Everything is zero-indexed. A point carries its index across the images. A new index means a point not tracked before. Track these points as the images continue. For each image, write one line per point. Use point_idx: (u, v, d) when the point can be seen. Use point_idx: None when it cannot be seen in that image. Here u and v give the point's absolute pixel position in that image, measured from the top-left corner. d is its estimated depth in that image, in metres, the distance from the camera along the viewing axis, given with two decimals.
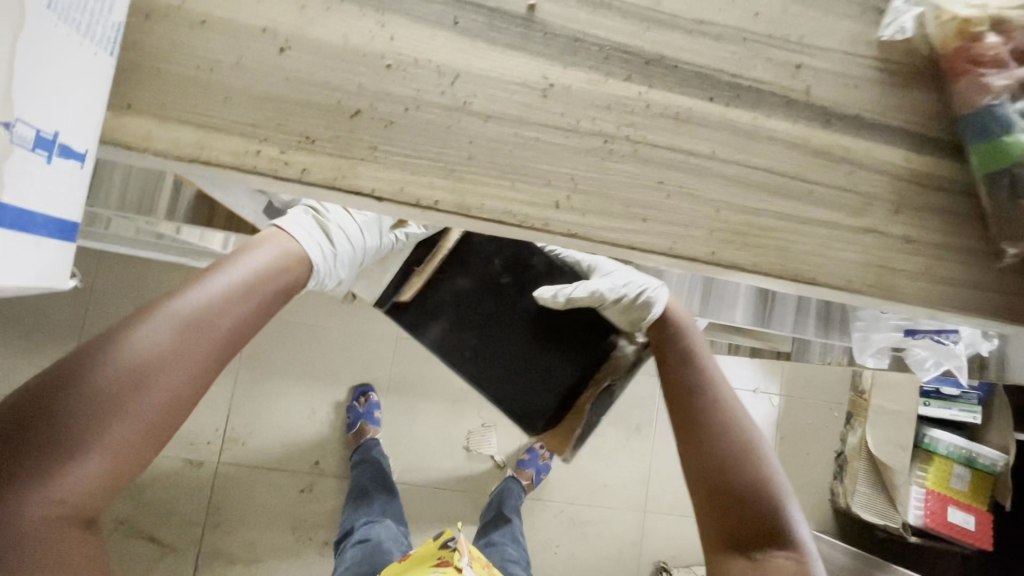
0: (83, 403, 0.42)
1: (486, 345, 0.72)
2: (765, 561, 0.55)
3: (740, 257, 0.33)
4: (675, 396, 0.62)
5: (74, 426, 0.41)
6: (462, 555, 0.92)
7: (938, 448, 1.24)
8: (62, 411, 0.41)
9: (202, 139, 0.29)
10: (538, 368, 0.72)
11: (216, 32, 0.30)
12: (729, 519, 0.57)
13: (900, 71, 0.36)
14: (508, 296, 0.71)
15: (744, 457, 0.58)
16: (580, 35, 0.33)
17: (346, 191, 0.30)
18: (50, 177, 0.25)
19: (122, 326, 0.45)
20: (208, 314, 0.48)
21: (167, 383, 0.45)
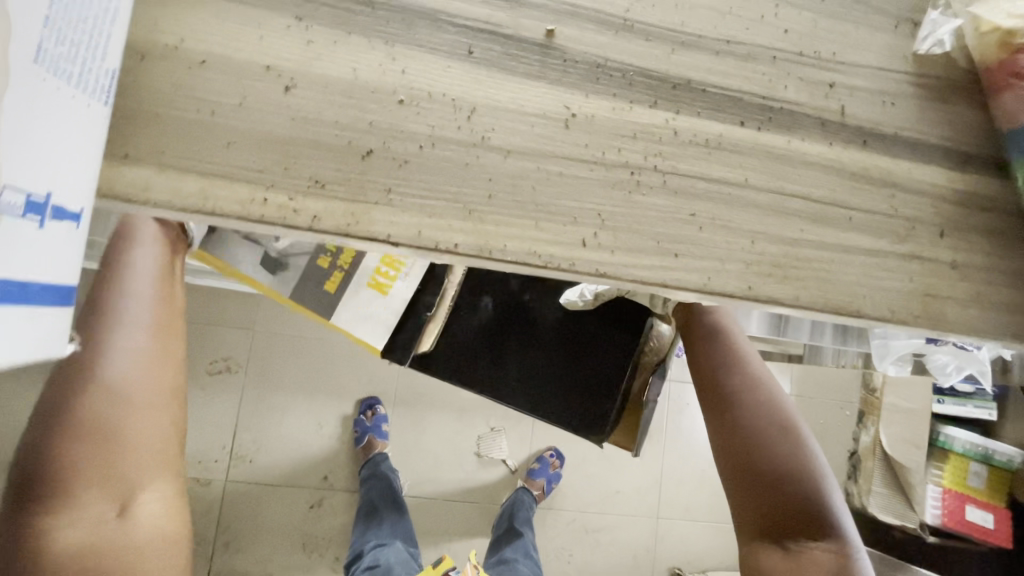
0: (77, 450, 0.51)
1: (528, 356, 0.70)
2: (801, 552, 0.54)
3: (779, 290, 0.31)
4: (707, 377, 0.59)
5: (92, 437, 0.51)
6: None
7: (954, 446, 1.24)
8: (78, 426, 0.51)
9: (207, 188, 0.27)
10: (581, 371, 0.69)
11: (217, 72, 0.28)
12: (765, 509, 0.56)
13: (940, 86, 0.34)
14: (533, 310, 0.70)
15: (782, 442, 0.56)
16: (601, 60, 0.31)
17: (360, 238, 0.28)
18: (45, 242, 0.23)
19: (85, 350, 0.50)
20: (135, 330, 0.51)
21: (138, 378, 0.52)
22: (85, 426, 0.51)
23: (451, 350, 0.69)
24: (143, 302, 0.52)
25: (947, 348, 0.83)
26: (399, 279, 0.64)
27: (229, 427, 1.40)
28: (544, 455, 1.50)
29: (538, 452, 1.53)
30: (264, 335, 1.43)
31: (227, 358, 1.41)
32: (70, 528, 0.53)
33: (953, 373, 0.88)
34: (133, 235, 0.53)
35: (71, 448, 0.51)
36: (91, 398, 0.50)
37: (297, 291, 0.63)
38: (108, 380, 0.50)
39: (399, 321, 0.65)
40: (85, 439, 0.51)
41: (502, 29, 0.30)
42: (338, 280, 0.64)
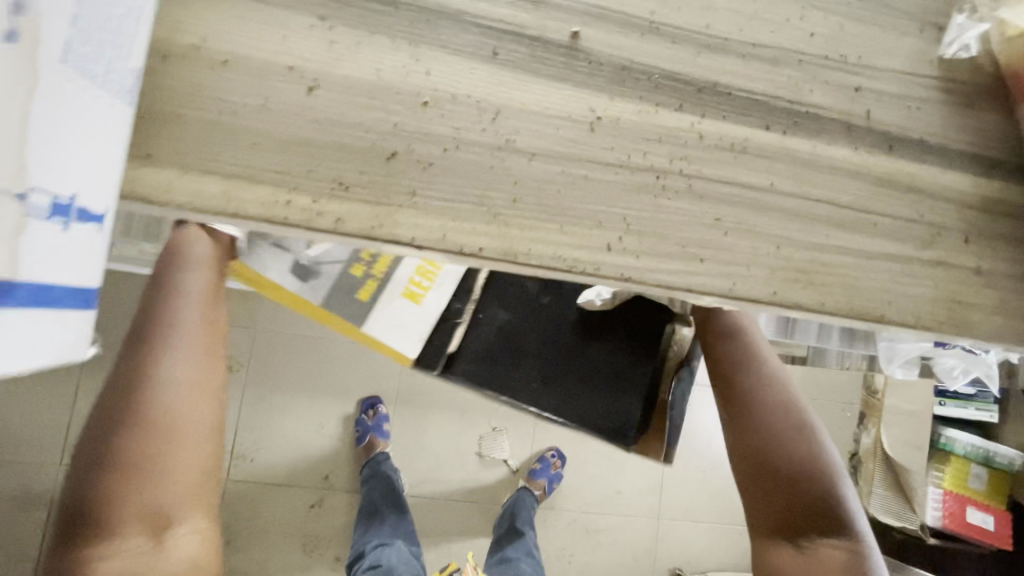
0: (116, 485, 0.46)
1: (550, 360, 0.67)
2: (813, 550, 0.54)
3: (804, 296, 0.31)
4: (728, 376, 0.58)
5: (134, 472, 0.46)
6: None
7: (955, 447, 1.26)
8: (118, 461, 0.46)
9: (230, 190, 0.27)
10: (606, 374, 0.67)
11: (239, 72, 0.27)
12: (778, 505, 0.55)
13: (966, 91, 0.34)
14: (553, 312, 0.68)
15: (797, 441, 0.55)
16: (626, 63, 0.31)
17: (384, 241, 0.28)
18: (72, 245, 0.23)
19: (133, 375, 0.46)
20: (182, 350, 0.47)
21: (184, 404, 0.47)
22: (125, 460, 0.45)
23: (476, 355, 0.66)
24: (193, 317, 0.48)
25: (954, 351, 0.84)
26: (432, 289, 0.66)
27: (230, 425, 1.40)
28: (546, 455, 1.49)
29: (539, 452, 1.52)
30: (265, 333, 1.43)
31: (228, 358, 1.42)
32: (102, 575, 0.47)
33: (958, 376, 0.88)
34: (182, 248, 0.51)
35: (112, 483, 0.46)
36: (132, 426, 0.45)
37: (329, 298, 0.64)
38: (156, 407, 0.46)
39: (433, 330, 0.66)
40: (124, 473, 0.46)
41: (527, 31, 0.30)
42: (371, 287, 0.66)
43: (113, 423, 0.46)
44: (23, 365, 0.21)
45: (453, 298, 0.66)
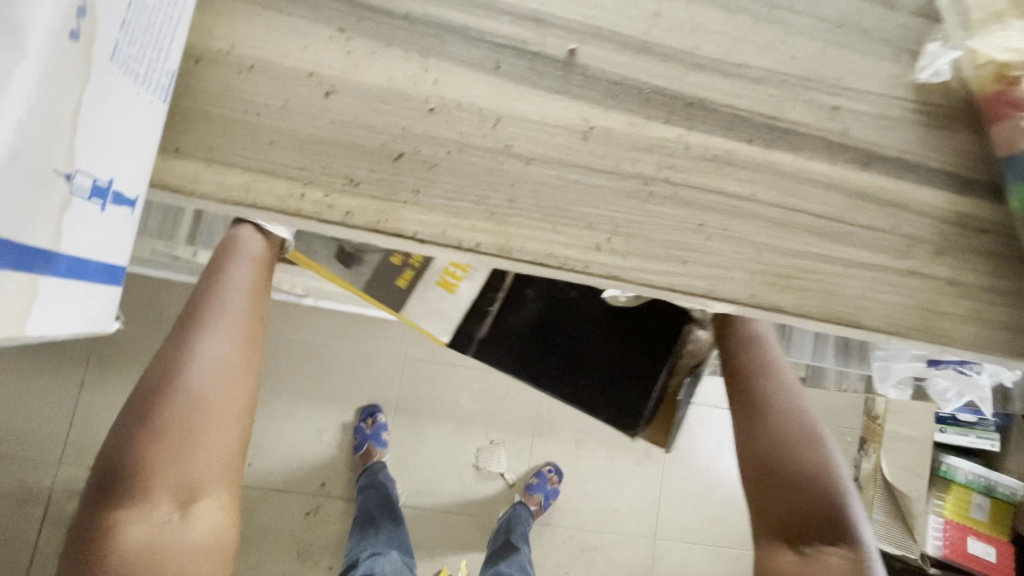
0: (153, 453, 0.48)
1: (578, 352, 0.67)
2: (816, 557, 0.53)
3: (782, 299, 0.33)
4: (737, 377, 0.60)
5: (172, 440, 0.48)
6: None
7: (956, 476, 1.27)
8: (157, 428, 0.47)
9: (250, 183, 0.29)
10: (622, 367, 0.67)
11: (263, 76, 0.30)
12: (784, 508, 0.56)
13: (940, 114, 0.36)
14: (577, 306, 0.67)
15: (804, 445, 0.56)
16: (619, 78, 0.33)
17: (391, 234, 0.30)
18: (104, 224, 0.25)
19: (179, 347, 0.49)
20: (228, 331, 0.50)
21: (224, 382, 0.49)
22: (161, 429, 0.47)
23: (506, 343, 0.66)
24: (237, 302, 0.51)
25: (946, 371, 0.85)
26: (468, 280, 0.61)
27: None
28: (543, 470, 1.50)
29: (537, 467, 1.52)
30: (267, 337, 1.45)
31: None
32: (133, 534, 0.49)
33: (953, 399, 0.91)
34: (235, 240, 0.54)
35: (148, 450, 0.48)
36: (168, 398, 0.48)
37: (368, 286, 0.61)
38: (197, 380, 0.48)
39: (465, 319, 0.64)
40: (163, 441, 0.48)
41: (528, 47, 0.32)
42: (410, 274, 0.61)
43: (156, 392, 0.48)
44: (51, 329, 0.23)
45: (487, 287, 0.64)
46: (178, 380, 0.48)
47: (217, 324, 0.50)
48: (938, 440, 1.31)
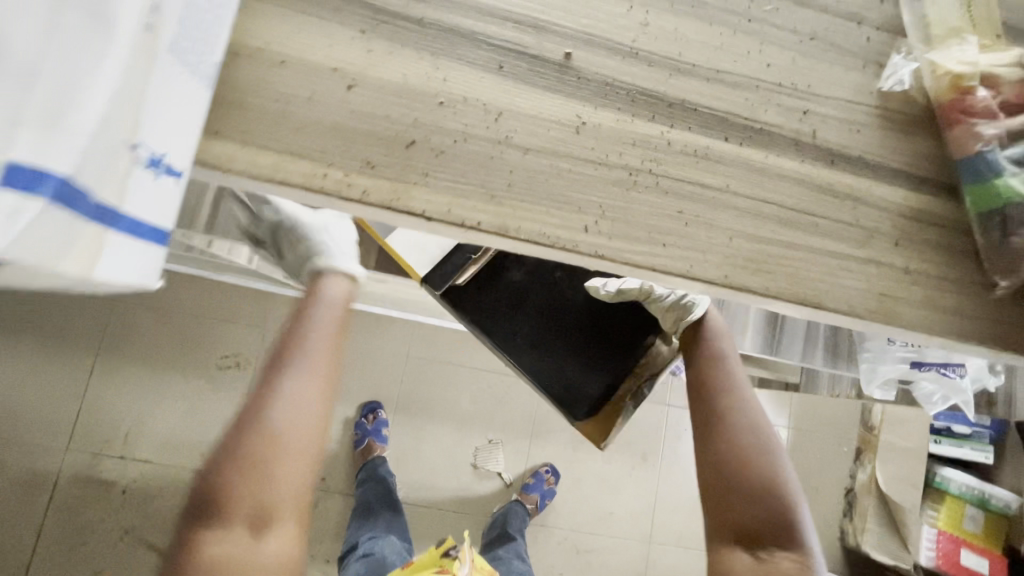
0: (239, 472, 0.55)
1: (542, 327, 0.74)
2: (769, 561, 0.58)
3: (751, 280, 0.37)
4: (703, 391, 0.64)
5: (256, 464, 0.54)
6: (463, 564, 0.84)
7: (949, 487, 1.31)
8: (245, 452, 0.54)
9: (279, 163, 0.33)
10: (583, 352, 0.74)
11: (293, 71, 0.34)
12: (741, 514, 0.60)
13: (901, 119, 0.40)
14: (558, 294, 0.75)
15: (758, 458, 0.60)
16: (609, 80, 0.37)
17: (401, 211, 0.34)
18: (156, 190, 0.28)
19: (269, 383, 0.56)
20: (309, 373, 0.56)
21: (302, 418, 0.55)
22: (244, 455, 0.54)
23: (470, 297, 0.73)
24: (322, 344, 0.58)
25: (929, 373, 0.88)
26: None
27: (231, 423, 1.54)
28: (540, 470, 1.52)
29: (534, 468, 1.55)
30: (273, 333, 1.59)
31: (236, 354, 1.58)
32: (212, 549, 0.54)
33: (937, 403, 0.93)
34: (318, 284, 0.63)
35: (236, 470, 0.55)
36: (254, 431, 0.55)
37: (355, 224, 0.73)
38: (278, 415, 0.55)
39: (445, 256, 0.72)
40: (248, 466, 0.54)
41: (528, 50, 0.36)
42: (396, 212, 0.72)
43: (249, 419, 0.55)
44: (109, 275, 0.26)
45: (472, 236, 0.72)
46: (263, 413, 0.55)
47: (298, 363, 0.56)
48: (933, 452, 1.35)
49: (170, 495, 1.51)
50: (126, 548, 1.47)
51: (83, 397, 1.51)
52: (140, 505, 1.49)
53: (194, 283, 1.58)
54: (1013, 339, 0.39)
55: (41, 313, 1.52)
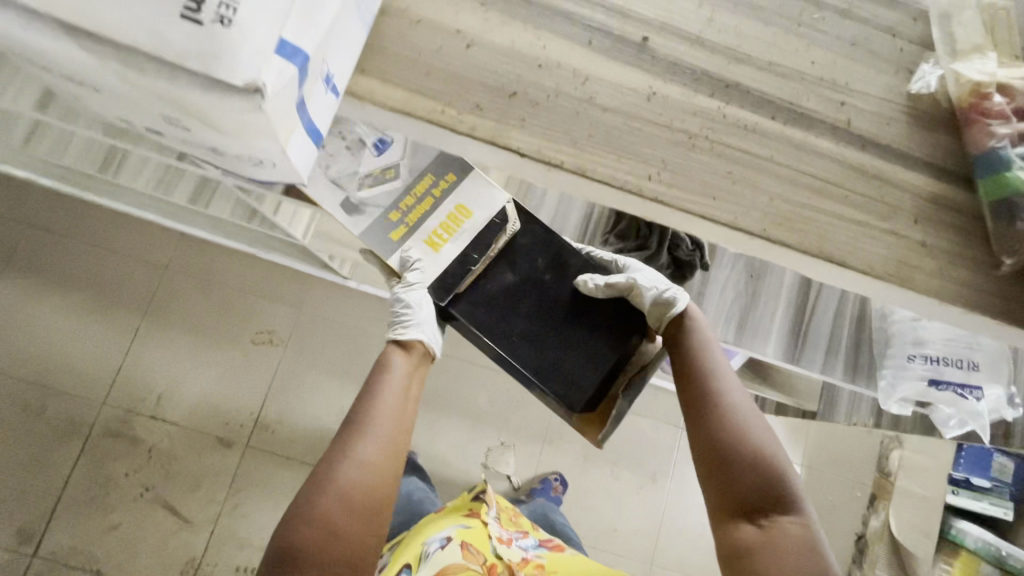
0: (315, 524, 0.55)
1: (538, 325, 0.71)
2: (774, 529, 0.59)
3: (786, 236, 0.43)
4: (691, 375, 0.66)
5: (332, 516, 0.56)
6: (491, 508, 0.90)
7: (965, 541, 1.32)
8: (323, 503, 0.56)
9: (408, 98, 0.42)
10: (575, 345, 0.70)
11: (426, 29, 0.42)
12: (742, 490, 0.61)
13: (926, 117, 0.46)
14: (550, 290, 0.72)
15: (750, 433, 0.62)
16: (678, 61, 0.44)
17: (500, 146, 0.42)
18: (327, 104, 0.36)
19: (342, 437, 0.60)
20: (377, 420, 0.62)
21: (374, 466, 0.59)
22: (324, 502, 0.56)
23: (474, 304, 0.72)
24: (385, 402, 0.63)
25: (946, 395, 0.91)
26: (450, 240, 0.74)
27: (259, 397, 1.63)
28: (548, 478, 1.55)
29: (544, 474, 1.58)
30: (309, 314, 1.69)
31: (270, 331, 1.67)
32: None
33: (954, 428, 0.93)
34: (389, 360, 0.69)
35: (311, 523, 0.55)
36: (330, 481, 0.57)
37: (366, 232, 0.75)
38: (356, 463, 0.58)
39: (445, 270, 0.74)
40: (325, 516, 0.56)
41: (613, 31, 0.44)
42: (404, 230, 0.76)
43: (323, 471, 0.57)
44: (295, 160, 0.34)
45: (471, 248, 0.74)
46: (336, 469, 0.57)
47: (368, 422, 0.61)
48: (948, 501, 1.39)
49: (193, 459, 1.58)
50: (147, 504, 1.54)
51: (128, 357, 1.62)
52: (163, 465, 1.57)
53: (243, 263, 1.69)
54: (1014, 314, 0.44)
55: (104, 275, 1.66)
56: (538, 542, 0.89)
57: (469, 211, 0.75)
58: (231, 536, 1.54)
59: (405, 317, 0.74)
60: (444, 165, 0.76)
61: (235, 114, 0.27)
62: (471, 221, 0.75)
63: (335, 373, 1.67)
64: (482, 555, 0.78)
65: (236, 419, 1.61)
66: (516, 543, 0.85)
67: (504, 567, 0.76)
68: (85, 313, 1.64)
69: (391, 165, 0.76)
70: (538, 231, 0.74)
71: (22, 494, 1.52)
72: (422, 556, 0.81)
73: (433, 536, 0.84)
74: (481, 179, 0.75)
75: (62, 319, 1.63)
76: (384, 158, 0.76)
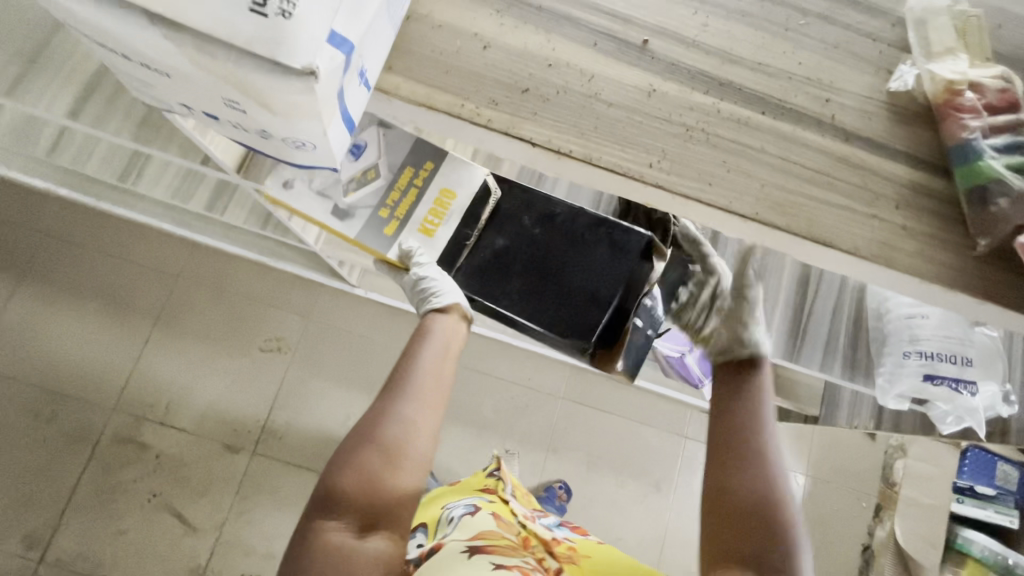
0: (361, 466, 0.63)
1: (531, 279, 0.77)
2: None
3: (776, 218, 0.47)
4: (735, 416, 0.69)
5: (376, 461, 0.63)
6: (506, 484, 0.95)
7: (972, 550, 1.34)
8: (370, 449, 0.64)
9: (431, 94, 0.46)
10: (574, 291, 0.76)
11: (447, 32, 0.47)
12: (752, 537, 0.62)
13: (905, 113, 0.50)
14: (541, 244, 0.77)
15: (775, 485, 0.64)
16: (675, 62, 0.49)
17: (514, 137, 0.46)
18: (362, 97, 0.40)
19: (393, 396, 0.68)
20: (424, 390, 0.69)
21: (419, 428, 0.67)
22: (372, 450, 0.64)
23: (473, 270, 0.79)
24: (433, 375, 0.71)
25: (942, 390, 0.92)
26: (442, 223, 0.77)
27: (266, 405, 1.66)
28: (553, 486, 1.56)
29: (548, 481, 1.60)
30: (317, 323, 1.73)
31: (278, 339, 1.71)
32: (324, 534, 0.59)
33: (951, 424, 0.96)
34: (429, 324, 0.77)
35: (358, 464, 0.63)
36: (379, 431, 0.65)
37: (362, 233, 0.77)
38: (401, 420, 0.66)
39: (445, 250, 0.78)
40: (372, 461, 0.63)
41: (616, 36, 0.49)
42: (396, 224, 0.77)
43: (375, 421, 0.66)
44: (334, 145, 0.38)
45: (463, 224, 0.78)
46: (385, 422, 0.65)
47: (415, 387, 0.69)
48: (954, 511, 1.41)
49: (201, 465, 1.60)
50: (154, 510, 1.56)
51: (140, 361, 1.66)
52: (171, 471, 1.59)
53: (253, 271, 1.73)
54: (991, 293, 0.47)
55: (118, 284, 1.70)
56: (558, 520, 0.92)
57: (453, 193, 0.77)
58: (237, 543, 1.55)
59: (432, 287, 0.79)
60: (420, 154, 0.77)
61: (287, 95, 0.31)
62: (457, 201, 0.77)
63: (342, 380, 1.70)
64: (513, 525, 0.81)
65: (244, 427, 1.63)
66: (540, 521, 0.87)
67: (539, 540, 0.78)
68: (100, 318, 1.68)
69: (370, 165, 0.76)
70: (520, 193, 0.78)
71: (32, 497, 1.54)
72: (447, 520, 0.82)
73: (455, 503, 0.87)
74: (457, 160, 0.77)
75: (76, 324, 1.67)
76: (360, 159, 0.76)
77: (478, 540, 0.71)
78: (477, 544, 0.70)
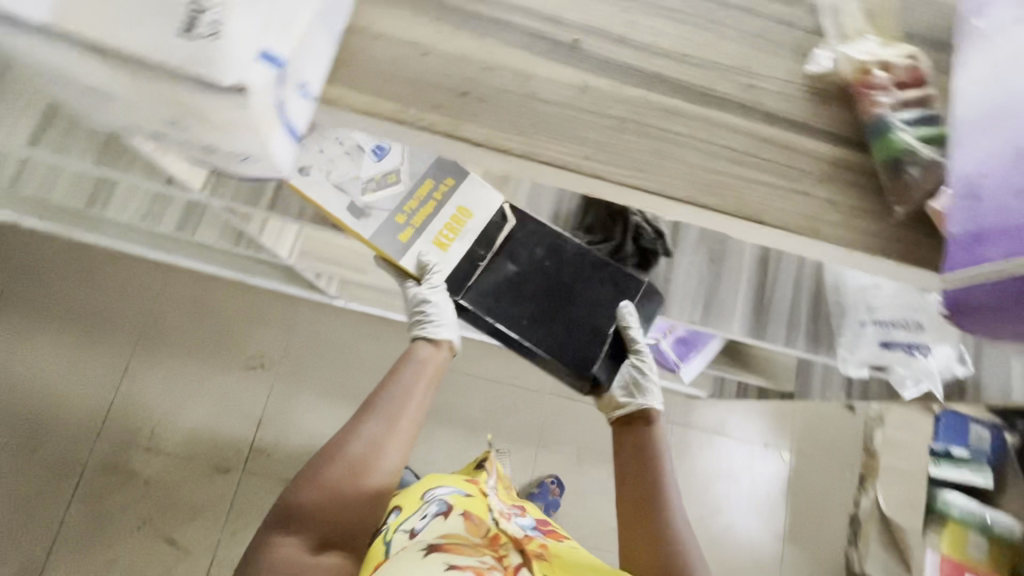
0: (324, 482, 0.74)
1: (543, 304, 0.84)
2: None
3: (708, 199, 0.50)
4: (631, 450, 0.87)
5: (339, 478, 0.75)
6: (490, 477, 0.99)
7: (952, 512, 1.30)
8: (335, 466, 0.75)
9: (374, 102, 0.48)
10: (578, 309, 0.84)
11: (387, 42, 0.49)
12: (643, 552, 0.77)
13: (824, 94, 0.54)
14: (549, 271, 0.85)
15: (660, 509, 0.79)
16: (605, 58, 0.51)
17: (456, 138, 0.48)
18: (306, 107, 0.42)
19: (362, 418, 0.79)
20: (393, 415, 0.80)
21: (382, 448, 0.78)
22: (337, 467, 0.75)
23: (483, 291, 0.85)
24: (403, 402, 0.82)
25: (898, 354, 0.96)
26: (456, 241, 0.85)
27: (253, 423, 1.65)
28: (545, 482, 1.58)
29: (540, 477, 1.62)
30: (301, 338, 1.73)
31: (261, 355, 1.71)
32: (286, 541, 0.71)
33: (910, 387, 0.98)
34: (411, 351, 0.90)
35: (322, 478, 0.74)
36: (346, 449, 0.76)
37: (376, 234, 0.82)
38: (365, 441, 0.77)
39: (456, 268, 0.85)
40: (336, 478, 0.74)
41: (548, 36, 0.51)
42: (410, 232, 0.84)
43: (343, 441, 0.77)
44: (282, 157, 0.40)
45: (477, 246, 0.85)
46: (352, 442, 0.77)
47: (382, 411, 0.80)
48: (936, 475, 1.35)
49: (190, 489, 1.59)
50: (145, 537, 1.54)
51: (120, 387, 1.64)
52: (161, 497, 1.58)
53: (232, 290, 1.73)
54: (915, 256, 0.51)
55: (94, 310, 1.69)
56: (534, 523, 0.92)
57: (470, 212, 0.85)
58: (232, 564, 1.54)
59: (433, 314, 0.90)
60: (442, 170, 0.84)
61: (226, 111, 0.33)
62: (472, 222, 0.85)
63: (329, 393, 1.70)
64: (484, 525, 0.83)
65: (233, 447, 1.63)
66: (515, 520, 0.87)
67: (508, 538, 0.80)
68: (77, 347, 1.66)
69: (392, 171, 0.83)
70: (534, 225, 0.86)
71: (18, 531, 1.52)
72: (422, 514, 0.85)
73: (435, 496, 0.90)
74: (478, 183, 0.85)
75: (53, 354, 1.65)
76: (383, 164, 0.83)
77: (440, 539, 0.76)
78: (437, 542, 0.74)
